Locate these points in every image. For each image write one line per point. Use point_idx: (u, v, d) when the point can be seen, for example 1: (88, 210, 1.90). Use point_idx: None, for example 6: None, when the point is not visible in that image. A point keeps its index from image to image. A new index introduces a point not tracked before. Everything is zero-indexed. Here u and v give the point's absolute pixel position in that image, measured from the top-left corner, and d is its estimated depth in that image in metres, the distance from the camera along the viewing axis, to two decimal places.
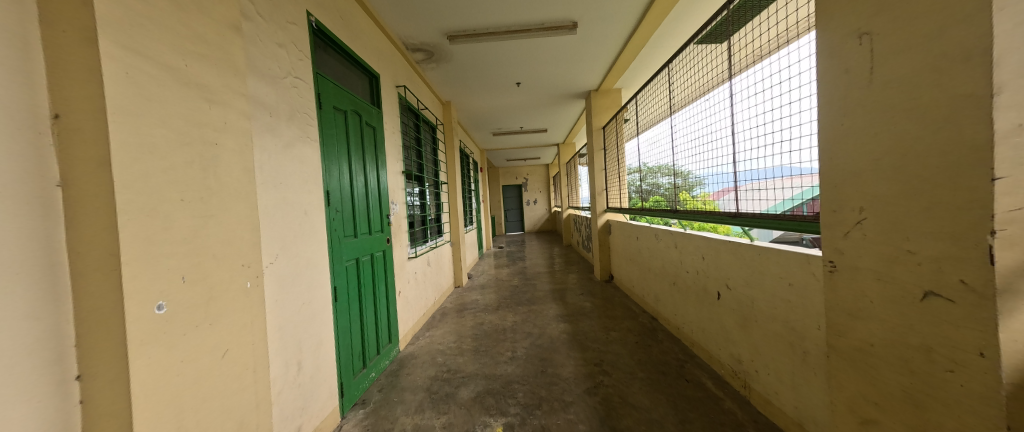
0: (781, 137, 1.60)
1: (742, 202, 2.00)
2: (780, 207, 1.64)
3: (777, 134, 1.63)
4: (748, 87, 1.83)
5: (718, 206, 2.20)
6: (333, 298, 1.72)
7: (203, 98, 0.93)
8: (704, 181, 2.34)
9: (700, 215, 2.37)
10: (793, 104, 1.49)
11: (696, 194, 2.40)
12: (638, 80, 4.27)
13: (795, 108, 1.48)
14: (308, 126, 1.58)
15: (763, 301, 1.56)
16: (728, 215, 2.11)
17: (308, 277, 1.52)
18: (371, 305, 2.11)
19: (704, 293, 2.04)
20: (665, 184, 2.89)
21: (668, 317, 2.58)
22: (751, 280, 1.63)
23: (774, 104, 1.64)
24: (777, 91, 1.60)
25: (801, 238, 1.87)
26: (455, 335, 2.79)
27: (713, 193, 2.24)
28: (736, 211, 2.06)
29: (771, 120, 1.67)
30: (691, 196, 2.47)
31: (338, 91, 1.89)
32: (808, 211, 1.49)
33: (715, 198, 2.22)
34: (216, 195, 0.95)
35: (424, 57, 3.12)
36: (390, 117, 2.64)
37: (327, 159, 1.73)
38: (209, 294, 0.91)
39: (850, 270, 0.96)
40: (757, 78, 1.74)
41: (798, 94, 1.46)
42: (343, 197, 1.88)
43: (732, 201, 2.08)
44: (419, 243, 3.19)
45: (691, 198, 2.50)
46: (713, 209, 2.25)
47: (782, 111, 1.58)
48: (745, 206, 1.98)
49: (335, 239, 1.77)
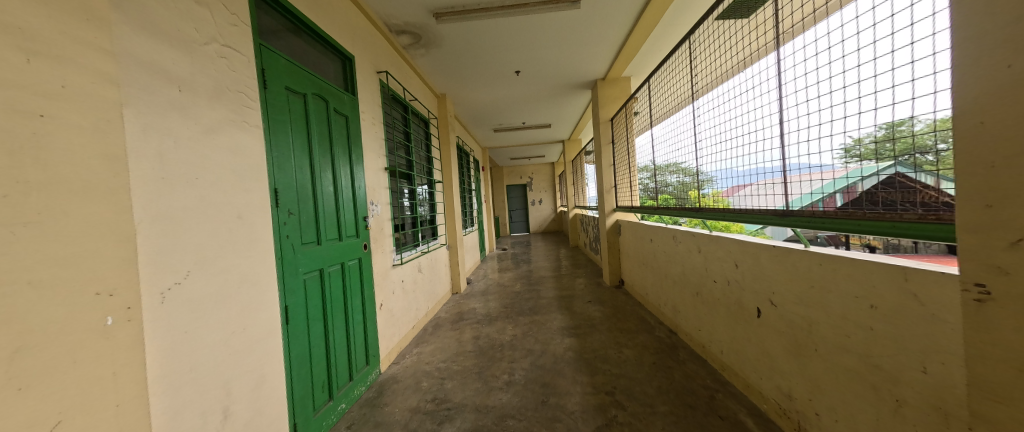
0: (820, 120, 1.25)
1: (758, 196, 1.66)
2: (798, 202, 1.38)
3: (813, 117, 1.29)
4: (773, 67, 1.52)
5: (732, 203, 1.87)
6: (284, 320, 1.42)
7: (16, 46, 0.62)
8: (715, 179, 2.02)
9: (711, 216, 2.01)
10: (841, 76, 1.15)
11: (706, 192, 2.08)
12: (649, 67, 3.90)
13: (843, 81, 1.14)
14: (244, 109, 1.27)
15: (826, 325, 1.13)
16: (777, 214, 1.50)
17: (243, 296, 1.21)
18: (342, 323, 1.81)
19: (735, 308, 1.67)
20: (675, 183, 2.58)
21: (691, 333, 2.20)
22: (808, 296, 1.20)
23: (812, 79, 1.29)
24: (819, 62, 1.25)
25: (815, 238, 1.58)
26: (445, 353, 2.46)
27: (725, 190, 1.91)
28: (786, 210, 1.45)
29: (805, 101, 1.32)
30: (701, 194, 2.15)
31: (295, 71, 1.58)
32: (824, 208, 1.23)
33: (728, 195, 1.89)
34: (40, 193, 0.64)
35: (411, 41, 2.80)
36: (368, 106, 2.33)
37: (274, 151, 1.42)
38: (20, 342, 0.61)
39: (1011, 301, 0.60)
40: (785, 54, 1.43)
41: (849, 62, 1.12)
42: (301, 197, 1.57)
43: (748, 198, 1.75)
44: (406, 249, 2.83)
45: (702, 196, 2.18)
46: (725, 206, 1.91)
47: (824, 87, 1.23)
48: (762, 202, 1.62)
49: (287, 248, 1.45)
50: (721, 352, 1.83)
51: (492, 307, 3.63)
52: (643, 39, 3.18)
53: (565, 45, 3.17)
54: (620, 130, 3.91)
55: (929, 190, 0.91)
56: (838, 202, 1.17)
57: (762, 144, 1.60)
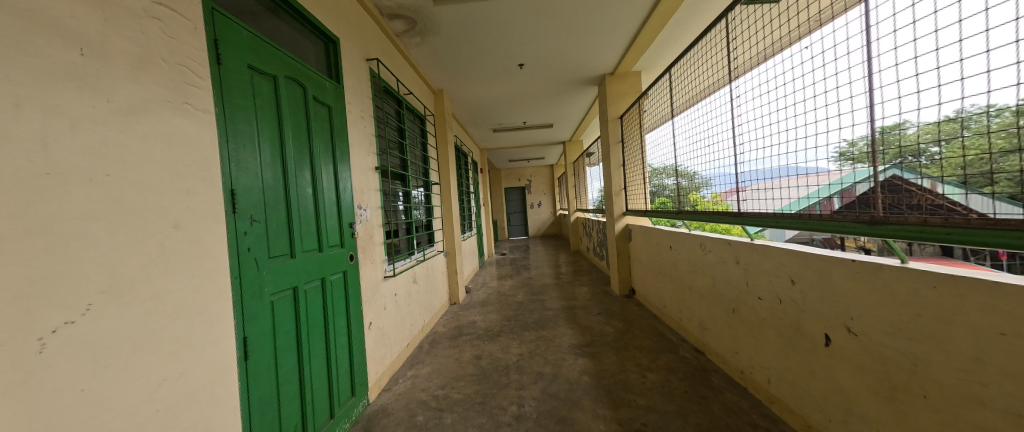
0: (912, 106, 0.99)
1: (766, 199, 1.65)
2: (791, 206, 1.47)
3: (901, 103, 1.03)
4: (771, 77, 1.57)
5: (729, 206, 1.99)
6: (242, 356, 1.10)
7: None
8: (711, 181, 2.17)
9: (709, 217, 2.17)
10: (942, 50, 0.89)
11: (705, 194, 2.22)
12: (661, 61, 3.66)
13: (950, 55, 0.88)
14: (186, 87, 0.96)
15: (952, 368, 0.92)
16: (858, 220, 1.20)
17: (182, 334, 0.91)
18: (320, 350, 1.50)
19: (792, 332, 1.48)
20: (670, 185, 2.76)
21: (725, 356, 2.00)
22: (924, 332, 0.98)
23: (901, 56, 1.02)
24: (912, 34, 0.98)
25: (811, 237, 1.85)
26: (443, 377, 2.17)
27: (723, 193, 2.04)
28: (877, 216, 1.13)
29: (891, 83, 1.06)
30: (701, 197, 2.30)
31: (263, 48, 1.28)
32: (821, 211, 1.33)
33: (726, 198, 2.02)
34: None
35: (405, 27, 2.53)
36: (357, 96, 2.04)
37: (231, 142, 1.11)
38: None
39: None
40: (784, 67, 1.48)
41: (961, 30, 0.85)
42: (265, 200, 1.24)
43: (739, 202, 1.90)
44: (400, 258, 2.54)
45: (700, 199, 2.32)
46: (724, 209, 2.04)
47: (917, 65, 0.97)
48: (764, 204, 1.67)
49: (246, 264, 1.13)
50: (771, 380, 1.62)
51: (493, 319, 3.35)
52: (659, 30, 2.92)
53: (574, 35, 2.91)
54: (629, 128, 3.67)
55: (926, 194, 0.98)
56: (835, 205, 1.27)
57: (813, 139, 1.36)
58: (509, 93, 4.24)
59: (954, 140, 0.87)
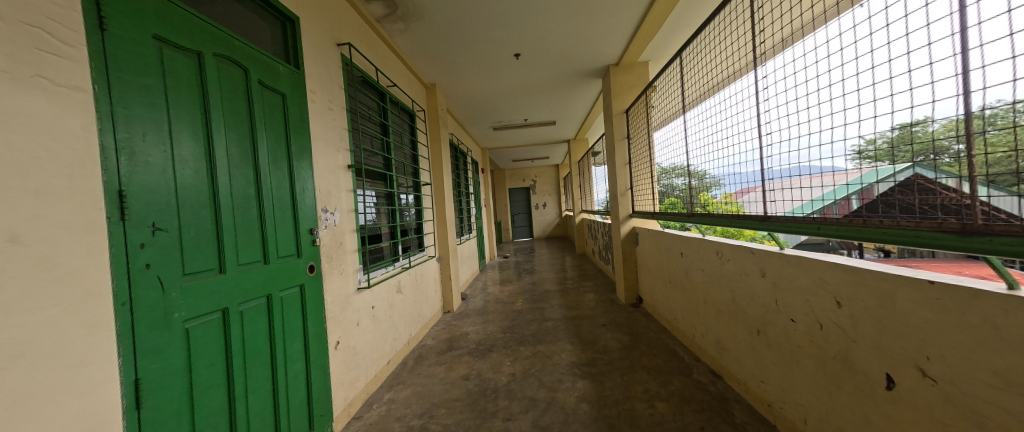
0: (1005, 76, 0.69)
1: (785, 201, 1.35)
2: (803, 209, 1.24)
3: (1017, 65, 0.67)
4: (795, 55, 1.25)
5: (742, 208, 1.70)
6: (134, 404, 0.86)
7: None
8: (723, 180, 1.86)
9: (724, 220, 1.89)
10: None
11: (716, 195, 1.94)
12: (669, 50, 3.37)
13: None
14: (38, 54, 0.72)
15: None
16: (887, 226, 0.96)
17: (19, 389, 0.66)
18: (261, 381, 1.26)
19: (837, 367, 1.19)
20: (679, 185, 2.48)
21: (747, 384, 1.71)
22: None
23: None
24: None
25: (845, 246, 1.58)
26: (424, 402, 1.92)
27: (735, 192, 1.74)
28: (907, 219, 0.92)
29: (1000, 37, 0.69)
30: (712, 197, 2.01)
31: (179, 17, 1.04)
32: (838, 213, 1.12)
33: (738, 198, 1.72)
34: None
35: (384, 11, 2.30)
36: (324, 85, 1.80)
37: (116, 131, 0.87)
38: None
39: None
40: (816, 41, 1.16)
41: None
42: (175, 205, 1.00)
43: (756, 203, 1.58)
44: (381, 265, 2.31)
45: (712, 200, 2.04)
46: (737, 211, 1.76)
47: None
48: (782, 206, 1.38)
49: (141, 288, 0.89)
50: (809, 422, 1.33)
51: (489, 330, 3.11)
52: (669, 12, 2.61)
53: (573, 21, 2.63)
54: (635, 123, 3.38)
55: (953, 194, 0.82)
56: (854, 206, 1.05)
57: (851, 129, 1.05)
58: (507, 87, 3.99)
59: (980, 137, 0.74)
